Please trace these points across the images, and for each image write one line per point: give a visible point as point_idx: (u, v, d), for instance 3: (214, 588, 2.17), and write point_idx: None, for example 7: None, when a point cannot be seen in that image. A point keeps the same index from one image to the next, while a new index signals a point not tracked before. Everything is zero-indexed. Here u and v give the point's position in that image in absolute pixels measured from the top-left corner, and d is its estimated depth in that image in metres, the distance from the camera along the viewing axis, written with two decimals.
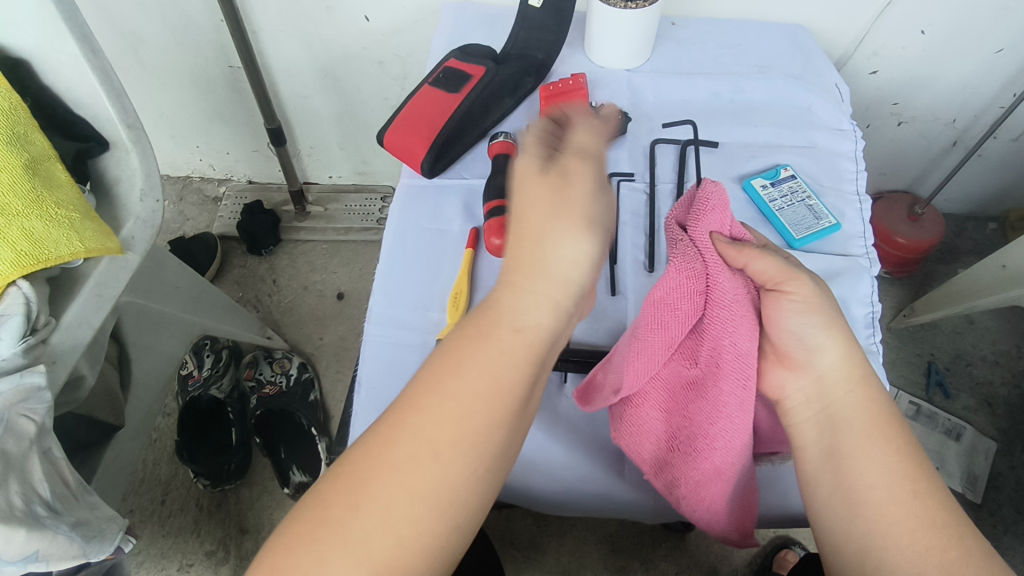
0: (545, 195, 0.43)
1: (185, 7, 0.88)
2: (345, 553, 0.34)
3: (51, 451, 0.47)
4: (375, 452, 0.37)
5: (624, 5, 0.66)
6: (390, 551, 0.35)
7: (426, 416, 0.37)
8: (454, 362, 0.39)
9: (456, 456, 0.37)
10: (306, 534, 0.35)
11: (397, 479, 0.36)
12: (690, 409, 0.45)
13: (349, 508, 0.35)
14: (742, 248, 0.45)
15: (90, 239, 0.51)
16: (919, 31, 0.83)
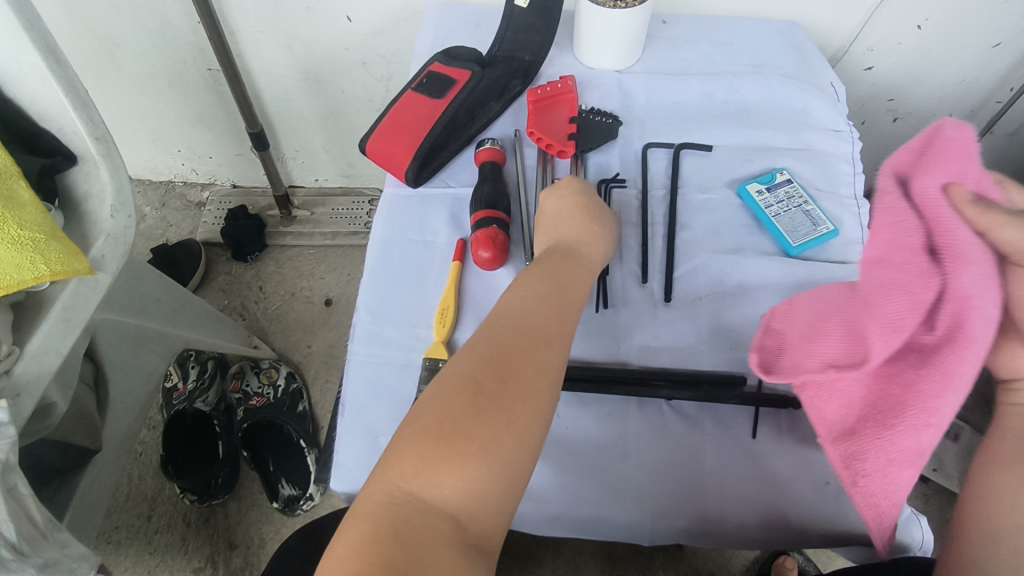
0: (587, 207, 0.56)
1: (160, 10, 0.85)
2: (501, 416, 0.39)
3: (17, 487, 0.43)
4: (505, 339, 0.43)
5: (613, 4, 0.64)
6: (531, 413, 0.40)
7: (530, 311, 0.45)
8: (541, 282, 0.48)
9: (559, 337, 0.45)
10: (466, 403, 0.39)
11: (532, 355, 0.42)
12: (898, 377, 0.37)
13: (499, 381, 0.40)
14: (988, 207, 0.34)
15: (56, 261, 0.48)
16: (915, 26, 0.81)
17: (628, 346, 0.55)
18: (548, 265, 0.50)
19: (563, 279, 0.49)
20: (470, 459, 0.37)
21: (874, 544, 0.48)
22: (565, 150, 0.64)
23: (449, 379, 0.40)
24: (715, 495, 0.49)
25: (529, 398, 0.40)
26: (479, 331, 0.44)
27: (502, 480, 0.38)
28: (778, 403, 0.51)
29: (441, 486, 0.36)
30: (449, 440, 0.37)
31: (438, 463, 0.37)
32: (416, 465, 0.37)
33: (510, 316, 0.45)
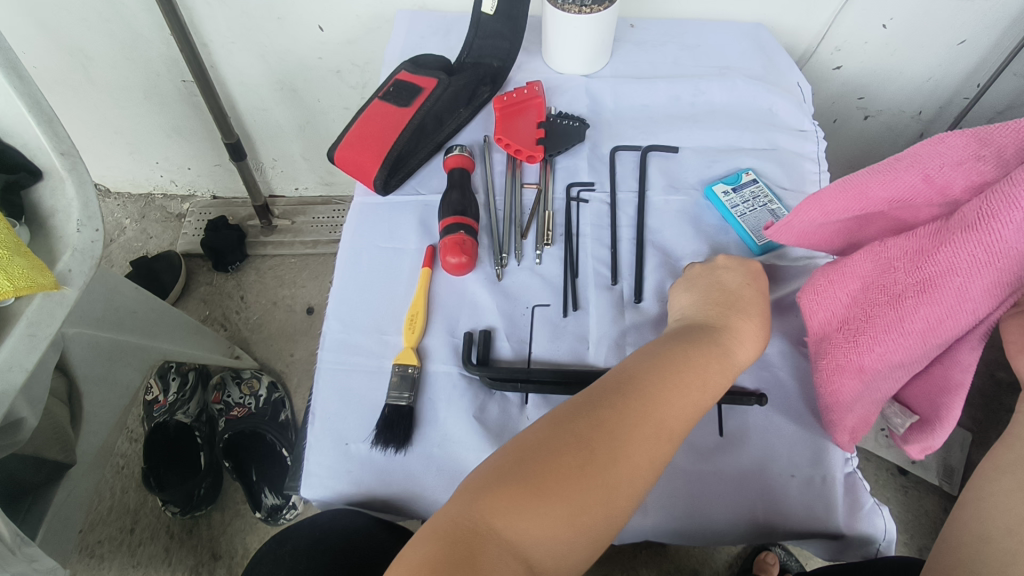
0: (742, 300, 0.51)
1: (131, 22, 0.86)
2: (602, 491, 0.38)
3: None
4: (634, 420, 0.41)
5: (577, 10, 0.65)
6: (627, 498, 0.39)
7: (669, 394, 0.43)
8: (686, 364, 0.45)
9: (682, 434, 0.42)
10: (573, 468, 0.38)
11: (651, 444, 0.41)
12: (874, 303, 0.46)
13: (612, 459, 0.39)
14: None
15: (20, 277, 0.48)
16: (881, 25, 0.82)
17: (597, 346, 0.56)
18: (704, 353, 0.46)
19: (712, 374, 0.45)
20: (560, 521, 0.37)
21: (839, 535, 0.49)
22: (534, 156, 0.64)
23: (567, 437, 0.39)
24: (683, 492, 0.49)
25: (630, 486, 0.39)
26: (611, 395, 0.42)
27: (581, 549, 0.37)
28: (743, 399, 0.51)
29: (525, 535, 0.36)
30: (548, 494, 0.37)
31: (531, 512, 0.36)
32: (509, 507, 0.36)
33: (645, 394, 0.42)
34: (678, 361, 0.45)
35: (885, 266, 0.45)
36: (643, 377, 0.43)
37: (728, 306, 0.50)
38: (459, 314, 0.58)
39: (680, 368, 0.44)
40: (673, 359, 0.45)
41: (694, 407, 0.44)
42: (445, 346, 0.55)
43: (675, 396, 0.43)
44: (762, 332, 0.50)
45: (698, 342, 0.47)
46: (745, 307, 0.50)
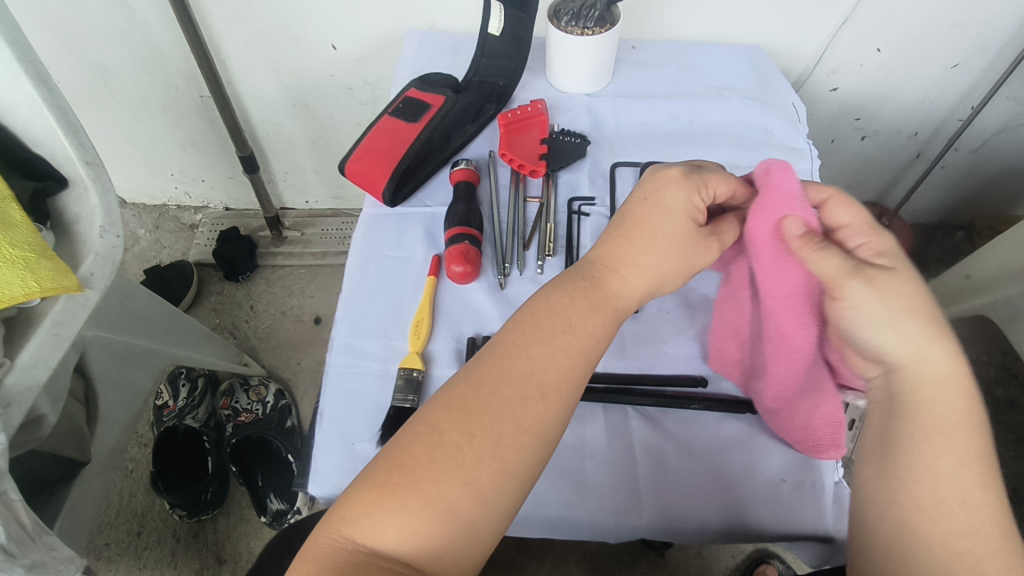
0: (655, 226, 0.49)
1: (152, 39, 0.89)
2: (458, 474, 0.40)
3: (8, 494, 0.45)
4: (488, 390, 0.43)
5: (579, 33, 0.69)
6: (495, 472, 0.40)
7: (523, 356, 0.44)
8: (558, 310, 0.47)
9: (552, 385, 0.44)
10: (423, 456, 0.40)
11: (511, 408, 0.42)
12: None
13: (464, 436, 0.41)
14: (803, 243, 0.44)
15: (47, 278, 0.51)
16: (874, 48, 0.85)
17: None
18: (579, 288, 0.48)
19: (583, 312, 0.47)
20: (417, 516, 0.38)
21: (834, 539, 0.50)
22: (536, 171, 0.67)
23: (415, 428, 0.41)
24: (676, 492, 0.51)
25: (494, 457, 0.40)
26: (466, 370, 0.44)
27: (454, 535, 0.39)
28: (736, 407, 0.54)
29: (384, 537, 0.38)
30: (395, 492, 0.39)
31: (380, 513, 0.38)
32: (359, 514, 0.39)
33: (506, 356, 0.44)
34: (541, 321, 0.46)
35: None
36: (507, 341, 0.46)
37: (616, 228, 0.51)
38: (463, 321, 0.60)
39: (546, 322, 0.46)
40: (525, 328, 0.46)
41: (557, 360, 0.45)
42: (449, 352, 0.58)
43: (532, 359, 0.44)
44: (658, 271, 0.49)
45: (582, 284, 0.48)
46: (637, 224, 0.49)
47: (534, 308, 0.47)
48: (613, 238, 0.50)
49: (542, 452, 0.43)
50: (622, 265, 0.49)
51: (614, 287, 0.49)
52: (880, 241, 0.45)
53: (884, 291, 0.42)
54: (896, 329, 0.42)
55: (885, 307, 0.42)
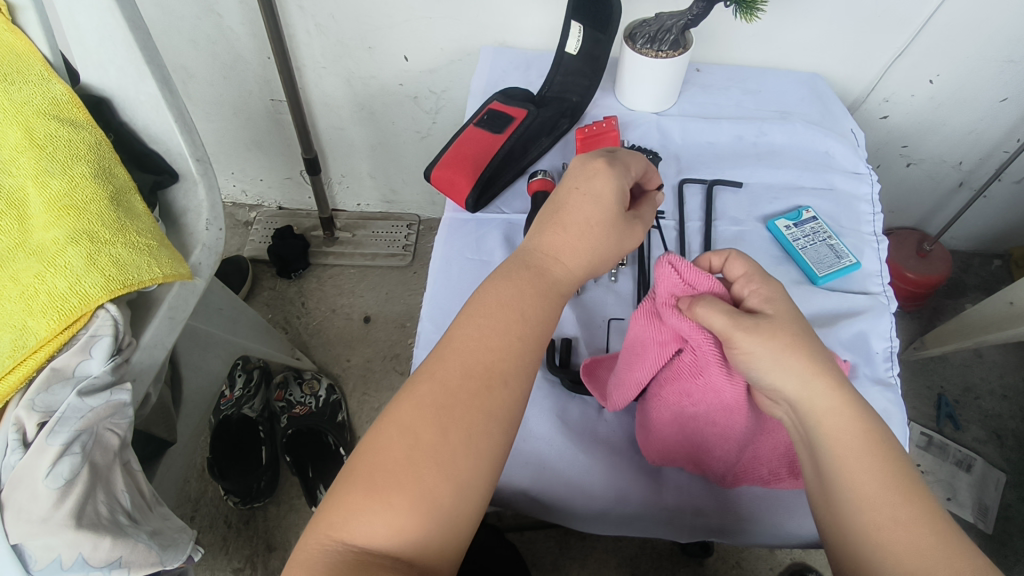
0: (590, 217, 0.50)
1: (234, 45, 0.94)
2: (436, 466, 0.39)
3: (131, 463, 0.49)
4: (453, 381, 0.42)
5: (654, 55, 0.72)
6: (473, 460, 0.40)
7: (473, 343, 0.44)
8: (503, 295, 0.46)
9: (511, 373, 0.44)
10: (401, 452, 0.40)
11: (478, 399, 0.42)
12: (694, 431, 0.50)
13: (438, 429, 0.40)
14: (698, 305, 0.46)
15: (167, 266, 0.53)
16: (928, 80, 0.88)
17: None
18: (523, 275, 0.48)
19: (531, 299, 0.47)
20: (402, 509, 0.38)
21: None
22: None
23: (386, 426, 0.41)
24: (747, 490, 0.53)
25: (468, 446, 0.40)
26: (425, 365, 0.43)
27: (441, 525, 0.38)
28: None
29: (373, 535, 0.38)
30: (377, 491, 0.38)
31: (369, 513, 0.38)
32: (344, 515, 0.38)
33: (457, 348, 0.44)
34: (484, 314, 0.45)
35: (689, 404, 0.49)
36: (448, 338, 0.45)
37: (548, 216, 0.51)
38: None
39: (495, 311, 0.46)
40: (470, 322, 0.45)
41: (509, 353, 0.44)
42: None
43: (487, 351, 0.44)
44: (595, 257, 0.50)
45: (523, 266, 0.49)
46: (571, 212, 0.51)
47: (471, 308, 0.46)
48: (554, 230, 0.50)
49: (513, 430, 0.43)
50: (556, 250, 0.50)
51: (556, 270, 0.49)
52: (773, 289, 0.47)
53: (767, 333, 0.43)
54: (783, 368, 0.43)
55: (778, 355, 0.43)
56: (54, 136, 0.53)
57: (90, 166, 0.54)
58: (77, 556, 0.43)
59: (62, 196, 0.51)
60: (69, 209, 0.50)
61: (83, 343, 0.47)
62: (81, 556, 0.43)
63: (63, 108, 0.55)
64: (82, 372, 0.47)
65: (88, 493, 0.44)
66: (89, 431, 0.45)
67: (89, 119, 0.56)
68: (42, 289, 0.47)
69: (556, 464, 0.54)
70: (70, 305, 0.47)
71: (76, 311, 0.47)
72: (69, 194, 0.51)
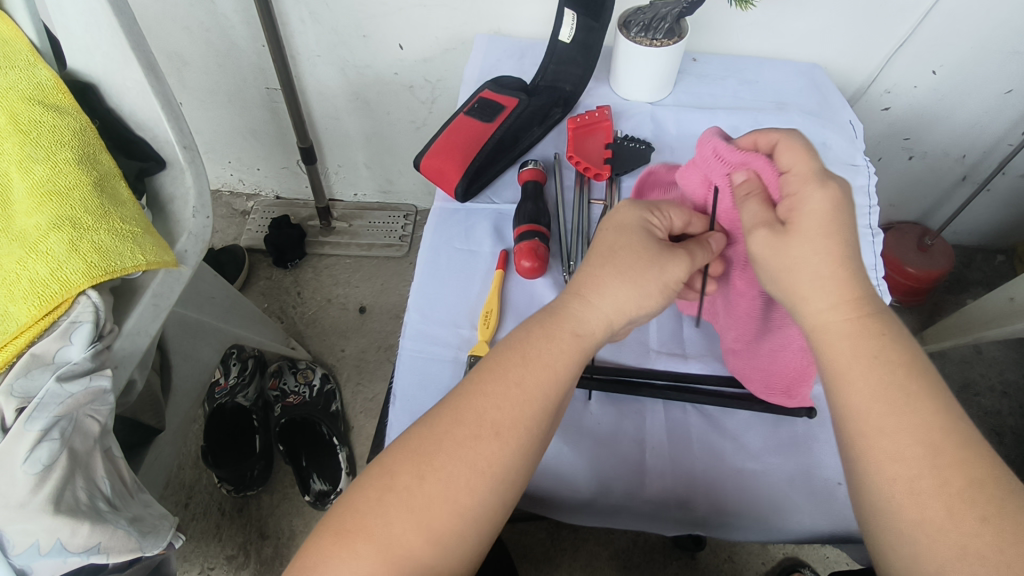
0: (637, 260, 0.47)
1: (229, 33, 0.93)
2: (409, 517, 0.39)
3: (112, 449, 0.49)
4: (441, 430, 0.42)
5: (648, 44, 0.71)
6: (448, 517, 0.40)
7: (479, 394, 0.43)
8: (517, 351, 0.44)
9: (509, 429, 0.42)
10: (375, 499, 0.40)
11: (468, 452, 0.41)
12: (760, 319, 0.53)
13: (418, 479, 0.40)
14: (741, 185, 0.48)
15: (150, 252, 0.52)
16: (930, 71, 0.86)
17: (656, 352, 0.61)
18: (541, 325, 0.46)
19: (544, 348, 0.44)
20: (369, 558, 0.39)
21: None
22: (601, 173, 0.69)
23: (372, 470, 0.42)
24: (731, 484, 0.53)
25: (446, 503, 0.40)
26: (428, 416, 0.43)
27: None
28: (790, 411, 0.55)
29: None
30: (348, 538, 0.39)
31: (336, 560, 0.39)
32: (316, 559, 0.39)
33: (463, 398, 0.43)
34: (493, 362, 0.44)
35: (749, 287, 0.52)
36: (460, 387, 0.44)
37: (592, 261, 0.49)
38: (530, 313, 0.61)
39: (506, 362, 0.44)
40: (483, 368, 0.44)
41: (504, 406, 0.42)
42: None
43: (487, 401, 0.42)
44: (623, 311, 0.46)
45: (545, 312, 0.47)
46: (603, 256, 0.48)
47: (489, 355, 0.45)
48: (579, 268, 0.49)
49: (501, 489, 0.41)
50: (584, 301, 0.47)
51: (579, 311, 0.46)
52: (813, 188, 0.43)
53: (784, 244, 0.43)
54: (796, 273, 0.42)
55: (792, 260, 0.42)
56: (38, 122, 0.53)
57: (74, 152, 0.53)
58: (55, 541, 0.43)
59: (45, 182, 0.51)
60: (51, 194, 0.50)
61: (63, 330, 0.47)
62: (59, 542, 0.43)
63: (48, 94, 0.55)
64: (62, 358, 0.47)
65: (67, 479, 0.44)
66: (68, 417, 0.45)
67: (73, 105, 0.56)
68: (23, 275, 0.47)
69: (539, 456, 0.54)
70: (51, 291, 0.47)
71: (57, 297, 0.47)
72: (51, 180, 0.51)
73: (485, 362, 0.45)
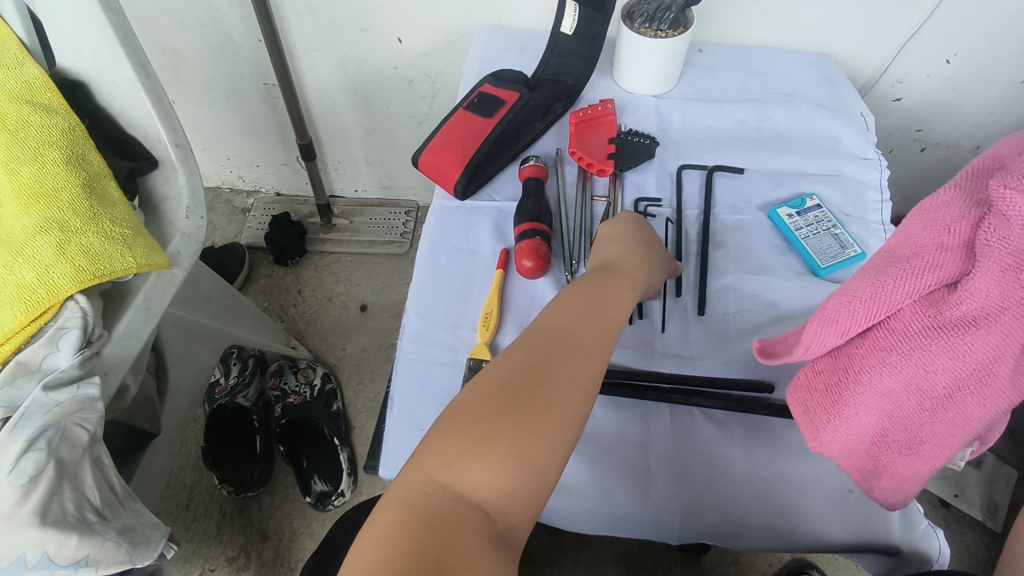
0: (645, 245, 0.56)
1: (225, 27, 0.91)
2: (534, 422, 0.40)
3: (102, 458, 0.48)
4: (543, 350, 0.44)
5: (653, 35, 0.69)
6: (561, 423, 0.41)
7: (564, 322, 0.46)
8: (589, 291, 0.50)
9: (597, 351, 0.46)
10: (502, 404, 0.40)
11: (570, 369, 0.43)
12: (909, 413, 0.40)
13: (535, 390, 0.41)
14: None
15: (142, 255, 0.51)
16: (944, 60, 0.83)
17: (661, 354, 0.59)
18: (600, 276, 0.52)
19: (606, 292, 0.51)
20: (500, 458, 0.38)
21: (898, 552, 0.50)
22: (604, 170, 0.67)
23: (487, 382, 0.42)
24: (739, 492, 0.51)
25: (561, 410, 0.41)
26: (519, 341, 0.45)
27: (528, 482, 0.38)
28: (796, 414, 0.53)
29: (474, 480, 0.37)
30: (482, 438, 0.39)
31: (472, 459, 0.38)
32: (450, 460, 0.38)
33: (549, 326, 0.46)
34: (568, 298, 0.49)
35: (927, 371, 0.37)
36: (540, 322, 0.47)
37: (618, 237, 0.57)
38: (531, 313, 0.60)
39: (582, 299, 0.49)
40: (558, 304, 0.49)
41: (589, 333, 0.46)
42: None
43: (574, 328, 0.46)
44: (650, 281, 0.55)
45: (598, 271, 0.53)
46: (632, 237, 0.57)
47: (560, 297, 0.50)
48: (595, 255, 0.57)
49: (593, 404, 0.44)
50: (624, 262, 0.54)
51: (628, 269, 0.54)
52: None
53: None
54: None
55: None
56: (26, 121, 0.52)
57: (62, 152, 0.52)
58: (42, 553, 0.42)
59: (32, 183, 0.49)
60: (38, 196, 0.49)
61: (50, 336, 0.46)
62: (46, 554, 0.42)
63: (36, 92, 0.53)
64: (49, 365, 0.46)
65: (54, 490, 0.43)
66: (56, 426, 0.44)
67: (62, 103, 0.54)
68: (10, 280, 0.46)
69: None
70: (37, 296, 0.45)
71: (44, 302, 0.46)
72: (38, 181, 0.49)
73: (561, 299, 0.49)
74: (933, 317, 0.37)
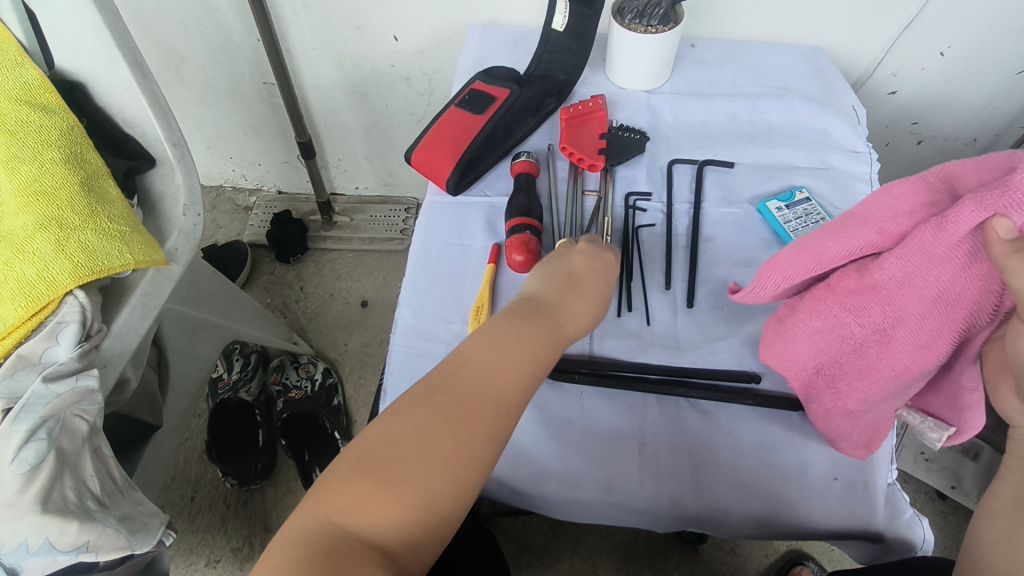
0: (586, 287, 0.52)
1: (224, 27, 0.93)
2: (443, 470, 0.39)
3: (101, 449, 0.49)
4: (464, 392, 0.42)
5: (643, 30, 0.69)
6: (470, 472, 0.39)
7: (492, 355, 0.44)
8: (516, 326, 0.46)
9: (518, 404, 0.43)
10: (415, 452, 0.39)
11: (487, 418, 0.41)
12: (834, 355, 0.46)
13: (451, 438, 0.40)
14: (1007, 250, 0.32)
15: (139, 252, 0.53)
16: (938, 52, 0.83)
17: (649, 345, 0.59)
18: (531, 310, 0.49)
19: (538, 336, 0.47)
20: (403, 504, 0.37)
21: (884, 540, 0.50)
22: (595, 164, 0.68)
23: (400, 425, 0.40)
24: (725, 480, 0.52)
25: (472, 459, 0.40)
26: (444, 366, 0.43)
27: (426, 531, 0.38)
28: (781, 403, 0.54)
29: (372, 523, 0.36)
30: (389, 484, 0.37)
31: (374, 504, 0.37)
32: (352, 502, 0.37)
33: (474, 365, 0.43)
34: (498, 326, 0.46)
35: (848, 322, 0.43)
36: (467, 349, 0.44)
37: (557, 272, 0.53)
38: None
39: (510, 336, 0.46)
40: (489, 329, 0.46)
41: (514, 379, 0.43)
42: None
43: (498, 366, 0.43)
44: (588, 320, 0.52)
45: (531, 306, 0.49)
46: (575, 276, 0.53)
47: (492, 323, 0.47)
48: (532, 272, 0.54)
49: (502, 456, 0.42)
50: (561, 302, 0.50)
51: (566, 311, 0.50)
52: None
53: None
54: None
55: None
56: (25, 121, 0.53)
57: (60, 151, 0.53)
58: (44, 540, 0.43)
59: (31, 182, 0.51)
60: (37, 194, 0.50)
61: (49, 330, 0.48)
62: (48, 540, 0.44)
63: (34, 93, 0.55)
64: (49, 358, 0.48)
65: (54, 479, 0.44)
66: (56, 417, 0.45)
67: (61, 104, 0.56)
68: (11, 275, 0.47)
69: (528, 453, 0.53)
70: (37, 291, 0.47)
71: (44, 298, 0.47)
72: (37, 180, 0.51)
73: (490, 324, 0.46)
74: (864, 280, 0.42)
